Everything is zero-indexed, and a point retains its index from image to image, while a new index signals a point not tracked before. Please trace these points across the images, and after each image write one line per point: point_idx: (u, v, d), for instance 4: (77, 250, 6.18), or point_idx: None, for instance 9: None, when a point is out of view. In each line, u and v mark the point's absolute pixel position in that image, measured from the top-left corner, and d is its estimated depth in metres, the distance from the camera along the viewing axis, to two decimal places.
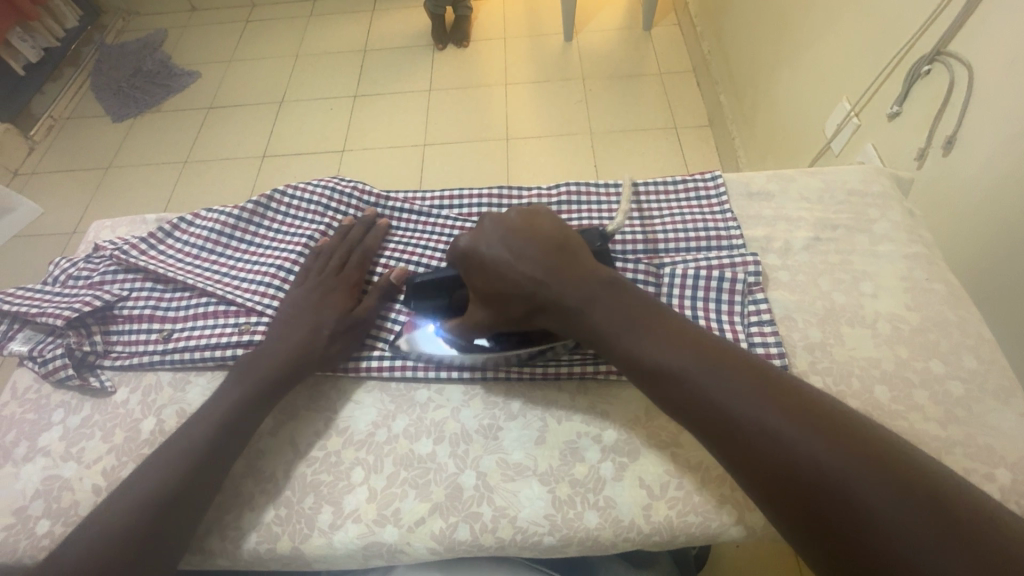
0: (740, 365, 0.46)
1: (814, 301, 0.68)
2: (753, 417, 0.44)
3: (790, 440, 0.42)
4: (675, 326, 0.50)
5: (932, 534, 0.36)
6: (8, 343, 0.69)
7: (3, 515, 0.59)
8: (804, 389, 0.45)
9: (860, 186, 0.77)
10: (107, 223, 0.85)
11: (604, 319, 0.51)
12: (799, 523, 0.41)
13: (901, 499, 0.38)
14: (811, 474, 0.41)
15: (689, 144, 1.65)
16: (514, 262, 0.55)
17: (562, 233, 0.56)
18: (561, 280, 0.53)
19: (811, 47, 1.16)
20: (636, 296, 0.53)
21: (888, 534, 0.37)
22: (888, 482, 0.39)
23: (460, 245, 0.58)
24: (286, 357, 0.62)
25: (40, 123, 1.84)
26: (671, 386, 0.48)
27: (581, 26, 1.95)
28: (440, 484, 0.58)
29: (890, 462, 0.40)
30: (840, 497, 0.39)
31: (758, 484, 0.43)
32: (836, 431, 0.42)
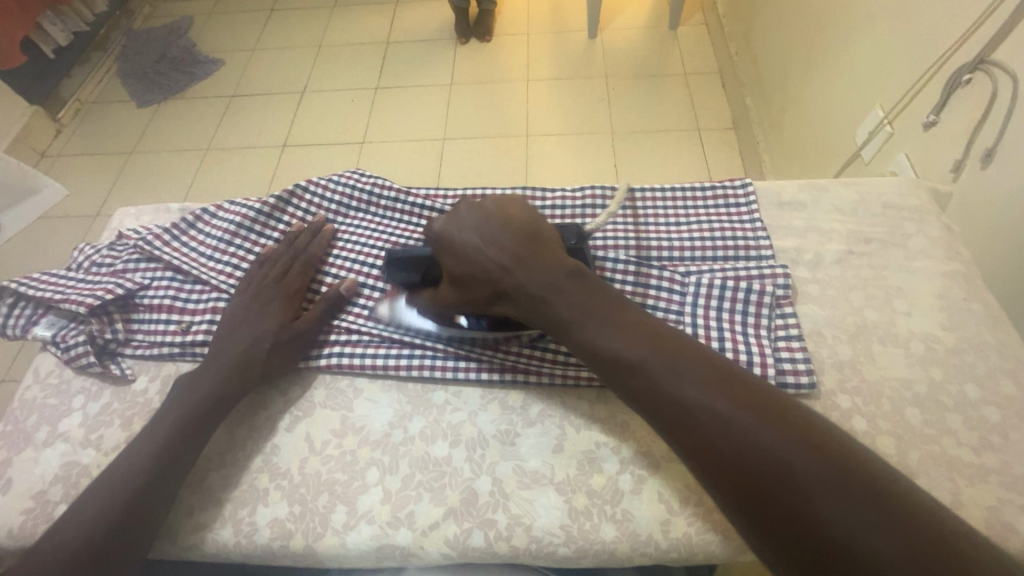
0: (697, 356, 0.48)
1: (844, 317, 0.66)
2: (706, 405, 0.45)
3: (741, 430, 0.43)
4: (636, 315, 0.52)
5: (880, 528, 0.37)
6: (32, 327, 0.69)
7: (23, 498, 0.60)
8: (758, 383, 0.47)
9: (896, 199, 0.74)
10: (132, 211, 0.85)
11: (567, 306, 0.52)
12: (749, 516, 0.42)
13: (851, 494, 0.39)
14: (760, 466, 0.42)
15: (712, 147, 1.61)
16: (484, 249, 0.56)
17: (532, 223, 0.58)
18: (528, 269, 0.54)
19: (844, 51, 1.12)
20: (601, 286, 0.54)
21: (833, 526, 0.38)
22: (838, 474, 0.40)
23: (434, 229, 0.61)
24: (225, 369, 0.62)
25: (68, 106, 1.88)
26: (630, 374, 0.49)
27: (606, 24, 1.92)
28: (454, 489, 0.57)
29: (845, 460, 0.41)
30: (788, 489, 0.40)
31: (712, 475, 0.44)
32: (786, 422, 0.43)
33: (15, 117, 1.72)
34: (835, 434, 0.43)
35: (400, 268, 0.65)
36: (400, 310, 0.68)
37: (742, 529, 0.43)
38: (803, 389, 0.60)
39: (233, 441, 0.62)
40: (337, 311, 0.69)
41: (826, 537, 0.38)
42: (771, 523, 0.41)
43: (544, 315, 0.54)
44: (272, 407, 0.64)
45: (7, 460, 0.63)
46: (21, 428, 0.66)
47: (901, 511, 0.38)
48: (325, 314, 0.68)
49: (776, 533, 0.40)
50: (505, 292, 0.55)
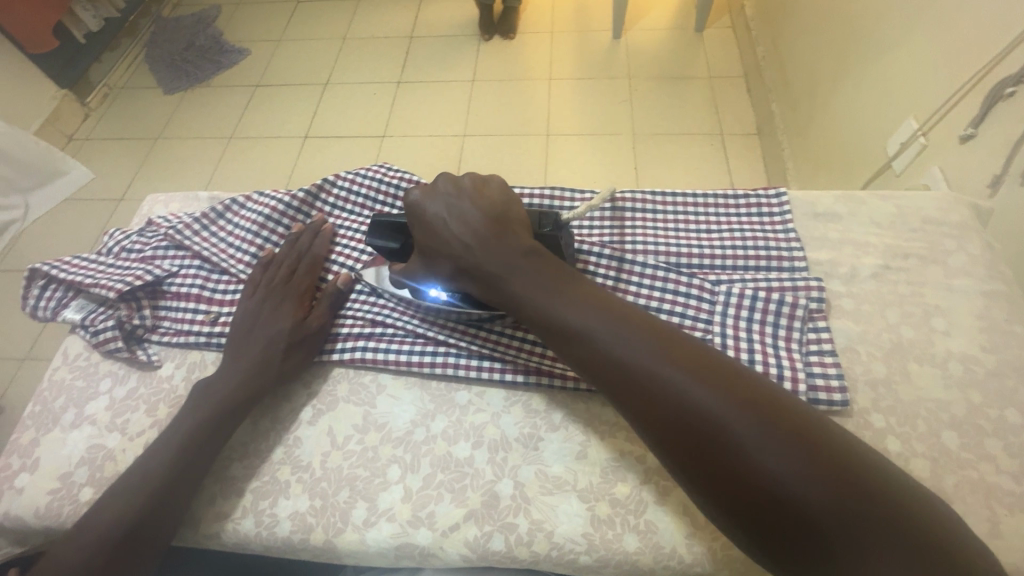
0: (645, 325, 0.49)
1: (879, 333, 0.64)
2: (652, 372, 0.46)
3: (682, 394, 0.45)
4: (588, 287, 0.53)
5: (813, 479, 0.40)
6: (62, 310, 0.70)
7: (49, 480, 0.61)
8: (698, 346, 0.48)
9: (936, 214, 0.72)
10: (162, 198, 0.86)
11: (524, 281, 0.53)
12: (691, 475, 0.44)
13: (786, 449, 0.41)
14: (701, 425, 0.43)
15: (735, 153, 1.59)
16: (449, 228, 0.58)
17: (495, 203, 0.59)
18: (485, 246, 0.56)
19: (878, 59, 1.09)
20: (558, 261, 0.55)
21: (767, 479, 0.40)
22: (773, 430, 0.42)
23: (410, 198, 0.62)
24: (247, 371, 0.62)
25: (96, 91, 1.90)
26: (579, 346, 0.49)
27: (631, 24, 1.90)
28: (476, 491, 0.57)
29: (781, 417, 0.42)
30: (725, 447, 0.42)
31: (656, 437, 0.46)
32: (727, 384, 0.45)
33: (46, 99, 1.75)
34: (777, 393, 0.45)
35: (384, 234, 0.65)
36: (383, 277, 0.69)
37: (687, 487, 0.45)
38: (835, 406, 0.59)
39: (256, 432, 0.62)
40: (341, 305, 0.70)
41: (762, 490, 0.40)
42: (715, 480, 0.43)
43: (503, 291, 0.55)
44: (295, 400, 0.65)
45: (34, 440, 0.64)
46: (49, 409, 0.66)
47: (834, 464, 0.40)
48: (332, 310, 0.68)
49: (715, 488, 0.43)
50: (467, 270, 0.57)
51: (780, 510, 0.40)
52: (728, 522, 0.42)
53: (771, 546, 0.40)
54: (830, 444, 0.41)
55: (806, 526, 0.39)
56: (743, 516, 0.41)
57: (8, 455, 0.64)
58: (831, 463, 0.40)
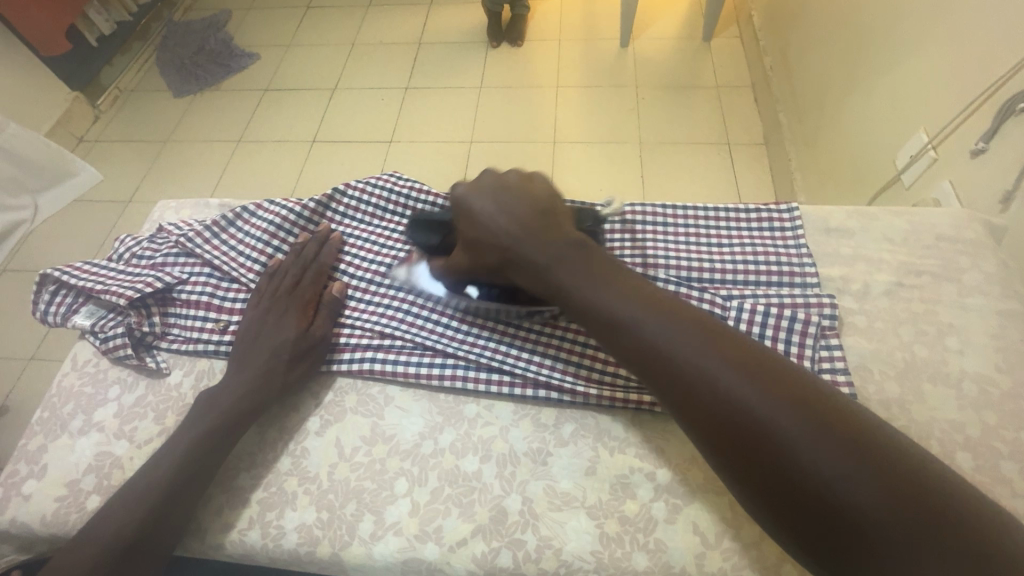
0: (694, 320, 0.48)
1: (892, 352, 0.64)
2: (700, 367, 0.45)
3: (730, 390, 0.44)
4: (635, 280, 0.52)
5: (861, 479, 0.39)
6: (72, 315, 0.70)
7: (57, 486, 0.61)
8: (746, 340, 0.47)
9: (950, 231, 0.71)
10: (172, 205, 0.86)
11: (568, 272, 0.53)
12: (734, 470, 0.44)
13: (839, 451, 0.40)
14: (747, 421, 0.43)
15: (742, 163, 1.59)
16: (495, 216, 0.57)
17: (543, 194, 0.59)
18: (531, 235, 0.55)
19: (888, 72, 1.09)
20: (604, 255, 0.55)
21: (816, 480, 0.40)
22: (822, 428, 0.41)
23: (456, 190, 0.61)
24: (253, 382, 0.62)
25: (107, 94, 1.91)
26: (625, 338, 0.49)
27: (639, 33, 1.90)
28: (484, 505, 0.57)
29: (835, 419, 0.42)
30: (770, 443, 0.42)
31: (701, 429, 0.45)
32: (779, 383, 0.44)
33: (58, 101, 1.76)
34: (826, 391, 0.44)
35: (423, 230, 0.68)
36: (417, 274, 0.70)
37: (729, 481, 0.45)
38: None
39: (263, 442, 0.62)
40: (339, 313, 0.69)
41: (811, 490, 0.40)
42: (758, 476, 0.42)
43: (545, 282, 0.54)
44: (303, 410, 0.64)
45: (42, 446, 0.64)
46: (58, 415, 0.66)
47: (889, 468, 0.39)
48: (333, 320, 0.68)
49: (760, 485, 0.42)
50: (512, 258, 0.56)
51: (829, 511, 0.39)
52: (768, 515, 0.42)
53: (815, 544, 0.40)
54: (885, 447, 0.40)
55: (852, 528, 0.39)
56: (783, 509, 0.41)
57: (16, 461, 0.64)
58: (886, 467, 0.39)
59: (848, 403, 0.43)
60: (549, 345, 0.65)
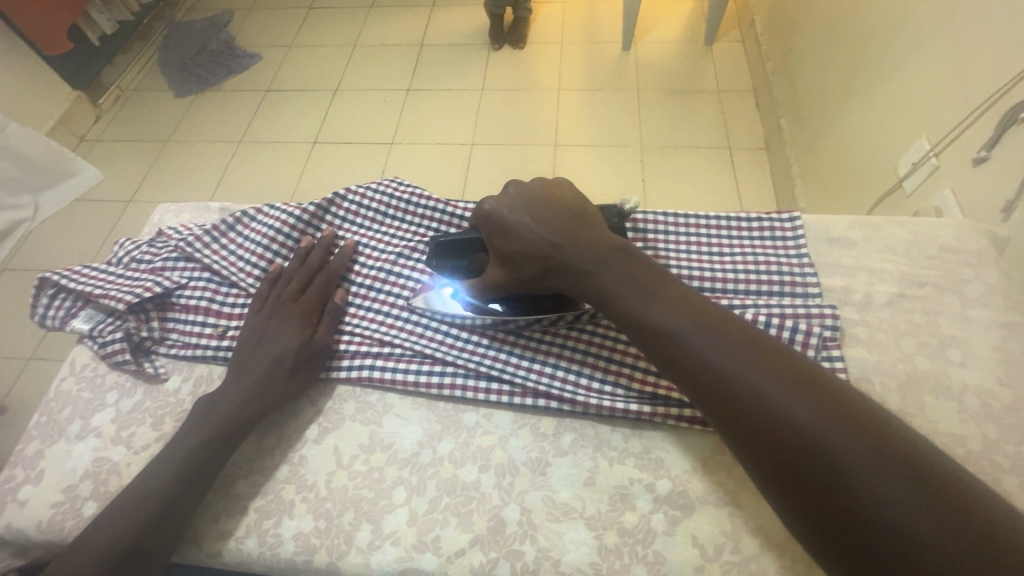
0: (743, 334, 0.47)
1: (893, 363, 0.63)
2: (748, 381, 0.44)
3: (781, 406, 0.42)
4: (681, 291, 0.51)
5: (924, 506, 0.36)
6: (70, 320, 0.70)
7: (53, 492, 0.61)
8: (799, 358, 0.46)
9: (952, 241, 0.71)
10: (173, 208, 0.86)
11: (611, 280, 0.53)
12: (781, 490, 0.42)
13: (901, 476, 0.38)
14: (798, 435, 0.41)
15: (743, 168, 1.59)
16: (532, 225, 0.57)
17: (582, 205, 0.59)
18: (572, 242, 0.55)
19: (890, 79, 1.09)
20: (648, 264, 0.54)
21: (872, 507, 0.37)
22: (879, 450, 0.39)
23: (483, 207, 0.61)
24: (251, 390, 0.61)
25: (108, 93, 1.91)
26: (669, 347, 0.48)
27: (641, 36, 1.90)
28: (482, 516, 0.56)
29: (896, 444, 0.39)
30: (821, 461, 0.40)
31: (747, 442, 0.44)
32: (835, 403, 0.42)
33: (59, 99, 1.76)
34: (884, 415, 0.42)
35: (447, 251, 0.65)
36: (432, 299, 0.68)
37: (774, 499, 0.43)
38: None
39: (261, 450, 0.62)
40: (339, 320, 0.69)
41: (868, 517, 0.37)
42: (806, 494, 0.40)
43: (586, 289, 0.54)
44: (302, 417, 0.64)
45: (38, 451, 0.64)
46: (55, 420, 0.66)
47: (955, 500, 0.37)
48: (333, 328, 0.68)
49: (810, 507, 0.40)
50: (550, 263, 0.56)
51: (888, 542, 0.36)
52: (817, 539, 0.40)
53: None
54: (951, 479, 0.38)
55: (913, 559, 0.35)
56: (832, 532, 0.39)
57: (13, 466, 0.64)
58: (953, 500, 0.36)
59: (908, 429, 0.41)
60: (550, 354, 0.64)
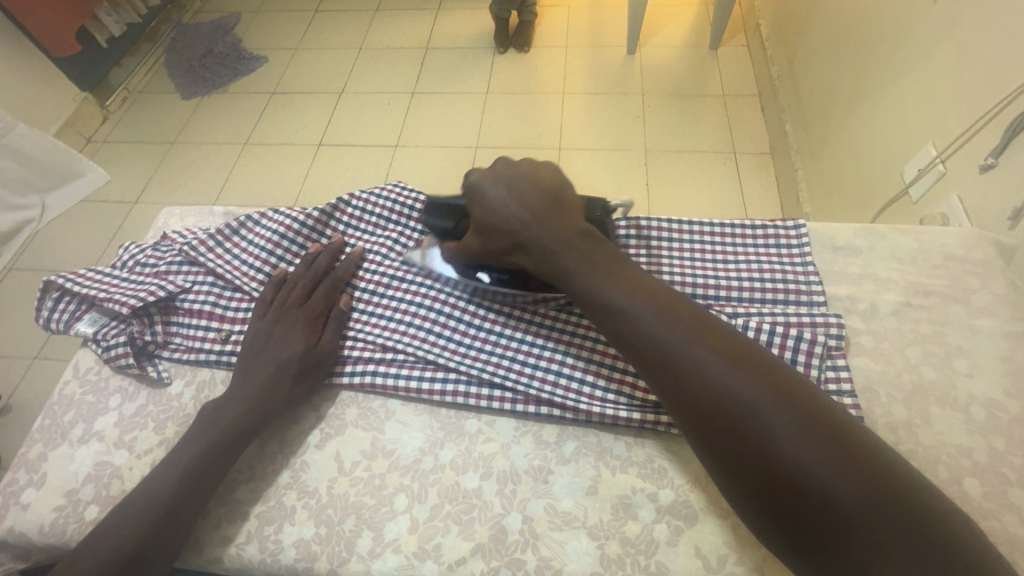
0: (689, 311, 0.52)
1: (899, 373, 0.63)
2: (689, 355, 0.49)
3: (718, 378, 0.47)
4: (637, 274, 0.56)
5: (837, 468, 0.42)
6: (74, 323, 0.70)
7: (55, 496, 0.61)
8: (738, 336, 0.51)
9: (959, 250, 0.70)
10: (177, 212, 0.87)
11: (576, 261, 0.57)
12: (713, 448, 0.47)
13: (814, 438, 0.43)
14: (731, 405, 0.46)
15: (748, 173, 1.58)
16: (508, 204, 0.61)
17: (557, 188, 0.62)
18: (544, 224, 0.59)
19: (896, 84, 1.08)
20: (610, 248, 0.58)
21: (790, 464, 0.43)
22: (800, 418, 0.44)
23: (471, 179, 0.65)
24: (256, 396, 0.61)
25: (115, 94, 1.92)
26: (622, 324, 0.52)
27: (645, 40, 1.90)
28: (483, 524, 0.56)
29: (812, 410, 0.45)
30: (751, 427, 0.45)
31: (686, 410, 0.49)
32: (762, 373, 0.47)
33: (67, 101, 1.77)
34: (808, 388, 0.47)
35: (439, 214, 0.71)
36: (430, 258, 0.72)
37: (709, 460, 0.48)
38: None
39: (263, 455, 0.62)
40: (344, 325, 0.69)
41: (785, 471, 0.43)
42: (736, 454, 0.46)
43: (552, 269, 0.58)
44: (305, 422, 0.64)
45: (42, 455, 0.64)
46: (58, 423, 0.66)
47: (857, 458, 0.43)
48: (338, 333, 0.68)
49: (736, 462, 0.46)
50: (522, 243, 0.60)
51: (797, 490, 0.43)
52: (744, 493, 0.46)
53: (782, 519, 0.43)
54: (856, 440, 0.44)
55: (822, 511, 0.42)
56: (759, 488, 0.44)
57: (16, 469, 0.64)
58: (854, 456, 0.43)
59: (829, 401, 0.47)
60: (553, 359, 0.64)
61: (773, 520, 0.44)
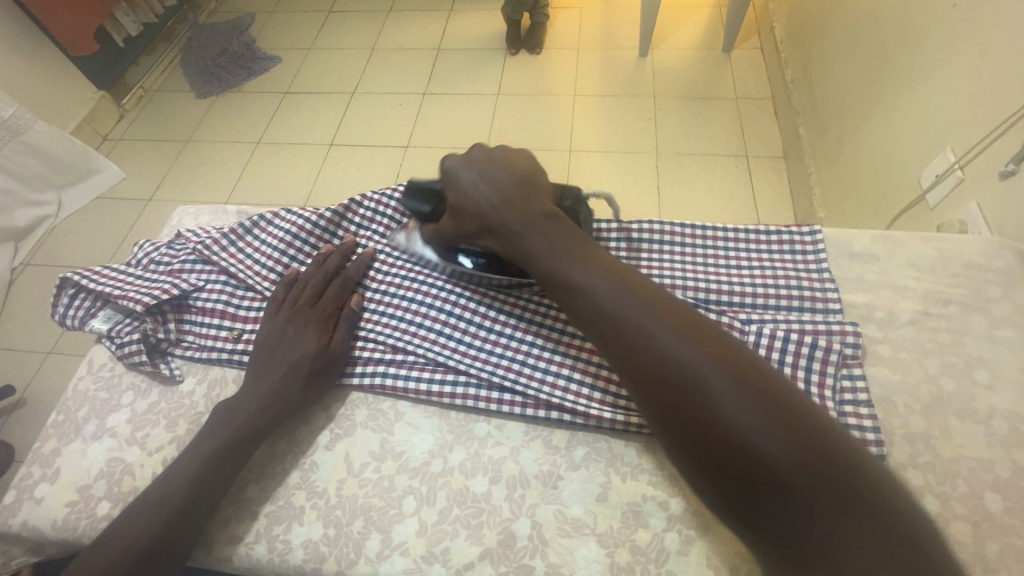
0: (644, 288, 0.53)
1: (917, 384, 0.62)
2: (642, 328, 0.50)
3: (666, 348, 0.48)
4: (597, 252, 0.57)
5: (776, 433, 0.43)
6: (89, 320, 0.71)
7: (69, 491, 0.61)
8: (689, 309, 0.52)
9: (980, 259, 0.69)
10: (191, 210, 0.87)
11: (540, 241, 0.58)
12: (664, 417, 0.48)
13: (756, 403, 0.44)
14: (677, 373, 0.47)
15: (760, 177, 1.57)
16: (478, 187, 0.62)
17: (528, 173, 0.63)
18: (509, 207, 0.60)
19: (913, 89, 1.07)
20: (575, 229, 0.60)
21: (735, 431, 0.44)
22: (743, 384, 0.45)
23: (446, 163, 0.66)
24: (268, 397, 0.61)
25: (132, 93, 1.95)
26: (578, 301, 0.54)
27: (658, 42, 1.89)
28: (492, 529, 0.56)
29: (758, 377, 0.46)
30: (695, 394, 0.46)
31: (636, 380, 0.50)
32: (712, 345, 0.48)
33: (84, 100, 1.80)
34: (754, 358, 0.48)
35: (418, 197, 0.73)
36: (415, 241, 0.74)
37: (658, 429, 0.49)
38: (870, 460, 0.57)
39: (273, 455, 0.62)
40: (355, 325, 0.69)
41: (728, 438, 0.44)
42: (682, 422, 0.47)
43: (519, 250, 0.59)
44: (314, 423, 0.64)
45: (55, 450, 0.65)
46: (72, 418, 0.67)
47: (799, 426, 0.43)
48: (349, 333, 0.68)
49: (685, 434, 0.47)
50: (490, 226, 0.61)
51: (738, 454, 0.43)
52: (691, 460, 0.47)
53: (729, 489, 0.44)
54: (800, 409, 0.44)
55: (763, 475, 0.42)
56: (704, 455, 0.45)
57: (30, 463, 0.64)
58: (796, 423, 0.43)
59: (774, 371, 0.48)
60: (563, 365, 0.63)
61: (721, 489, 0.45)
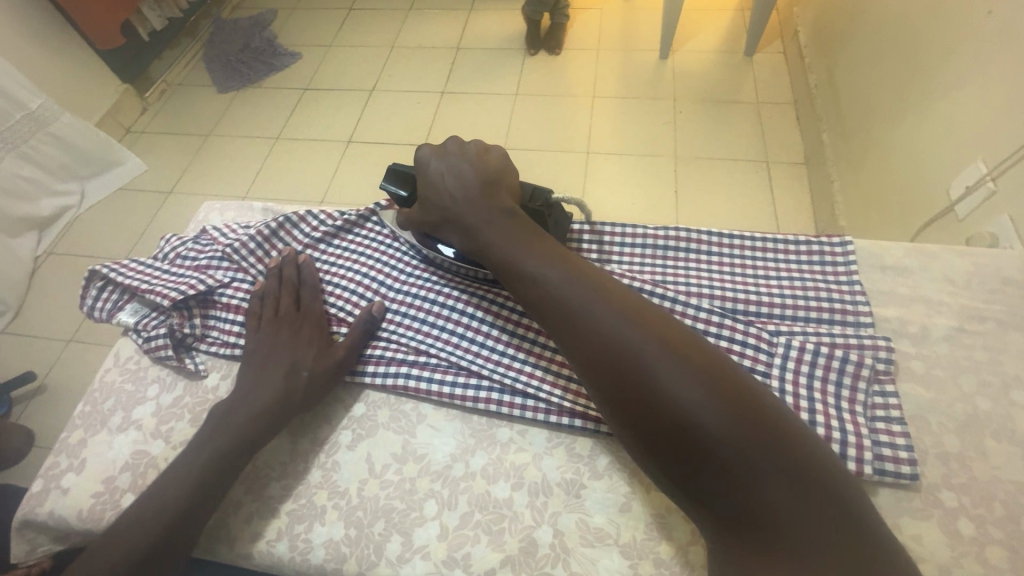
0: (591, 275, 0.55)
1: (952, 403, 0.60)
2: (586, 313, 0.51)
3: (607, 331, 0.50)
4: (549, 242, 0.59)
5: (712, 406, 0.45)
6: (117, 312, 0.72)
7: (94, 482, 0.62)
8: (632, 294, 0.53)
9: (1018, 275, 0.67)
10: (217, 206, 0.88)
11: (496, 232, 0.60)
12: (608, 400, 0.49)
13: (692, 380, 0.46)
14: (620, 356, 0.48)
15: (782, 183, 1.55)
16: (446, 180, 0.65)
17: (495, 168, 0.65)
18: (473, 200, 0.62)
19: (942, 98, 1.05)
20: (533, 223, 0.62)
21: (673, 407, 0.45)
22: (680, 363, 0.47)
23: (421, 152, 0.68)
24: (279, 396, 0.61)
25: (155, 87, 1.97)
26: (531, 287, 0.55)
27: (679, 45, 1.87)
28: (514, 535, 0.55)
29: (696, 356, 0.48)
30: (635, 374, 0.47)
31: (583, 364, 0.51)
32: (653, 325, 0.50)
33: (108, 92, 1.82)
34: (693, 337, 0.50)
35: (398, 180, 0.73)
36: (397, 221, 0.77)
37: (605, 411, 0.51)
38: (903, 479, 0.56)
39: (296, 453, 0.62)
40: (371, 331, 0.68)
41: (668, 415, 0.45)
42: (624, 402, 0.48)
43: (481, 242, 0.61)
44: (336, 421, 0.64)
45: (82, 441, 0.65)
46: (98, 410, 0.68)
47: (734, 399, 0.45)
48: (361, 339, 0.67)
49: (628, 414, 0.48)
50: (455, 220, 0.63)
51: (677, 431, 0.45)
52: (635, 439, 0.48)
53: (676, 467, 0.45)
54: (728, 380, 0.47)
55: (700, 449, 0.44)
56: (647, 433, 0.47)
57: (58, 453, 0.65)
58: (730, 396, 0.45)
59: (712, 350, 0.50)
60: None
61: (663, 466, 0.46)
